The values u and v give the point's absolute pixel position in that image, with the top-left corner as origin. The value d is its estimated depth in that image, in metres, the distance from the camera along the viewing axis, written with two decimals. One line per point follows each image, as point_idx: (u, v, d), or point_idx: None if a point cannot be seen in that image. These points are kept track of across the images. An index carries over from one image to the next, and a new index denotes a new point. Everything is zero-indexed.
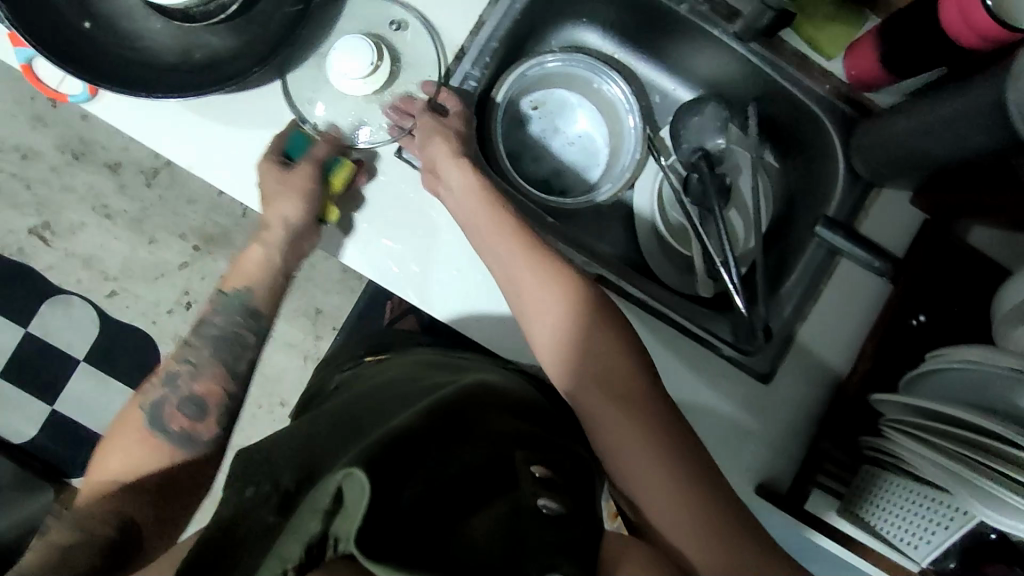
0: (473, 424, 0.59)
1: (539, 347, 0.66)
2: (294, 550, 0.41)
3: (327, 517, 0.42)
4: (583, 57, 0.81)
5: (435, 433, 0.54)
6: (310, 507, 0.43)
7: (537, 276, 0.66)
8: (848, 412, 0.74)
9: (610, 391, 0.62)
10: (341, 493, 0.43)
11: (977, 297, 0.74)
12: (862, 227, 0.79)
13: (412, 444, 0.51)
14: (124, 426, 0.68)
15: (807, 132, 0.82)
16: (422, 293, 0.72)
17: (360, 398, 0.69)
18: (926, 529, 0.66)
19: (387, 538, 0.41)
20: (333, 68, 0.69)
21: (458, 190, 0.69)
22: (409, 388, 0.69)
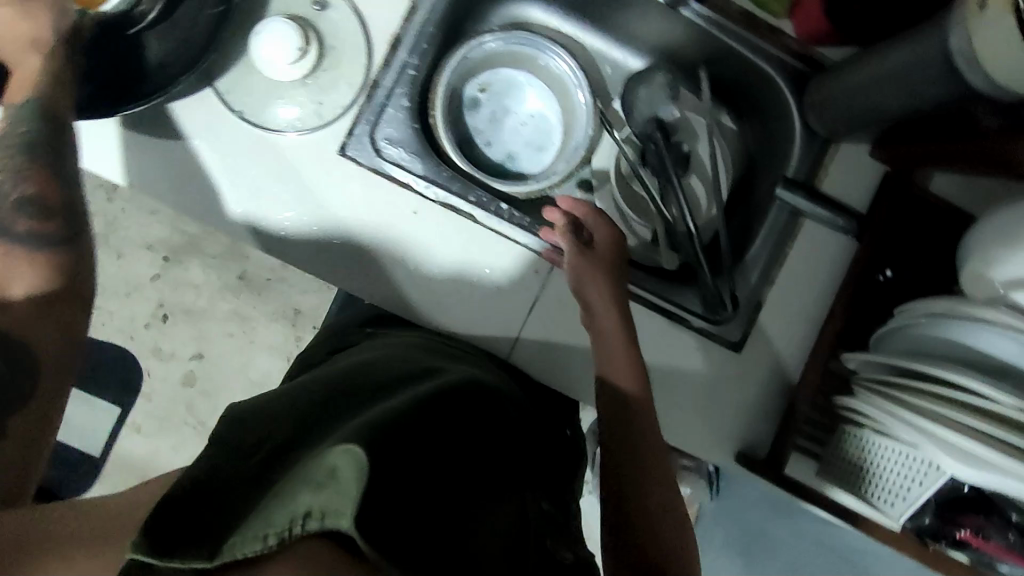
0: (482, 431, 0.60)
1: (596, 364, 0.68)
2: (279, 518, 0.39)
3: (312, 490, 0.40)
4: (526, 35, 0.78)
5: (432, 425, 0.54)
6: (305, 480, 0.41)
7: (632, 333, 0.69)
8: (821, 374, 0.73)
9: (663, 469, 0.63)
10: (337, 470, 0.41)
11: (940, 246, 0.74)
12: (824, 186, 0.77)
13: (402, 437, 0.49)
14: None
15: (763, 93, 0.81)
16: (379, 290, 0.72)
17: (355, 367, 0.67)
18: (903, 486, 0.64)
19: (394, 528, 0.41)
20: (257, 62, 0.66)
21: (594, 289, 0.70)
22: (410, 358, 0.68)
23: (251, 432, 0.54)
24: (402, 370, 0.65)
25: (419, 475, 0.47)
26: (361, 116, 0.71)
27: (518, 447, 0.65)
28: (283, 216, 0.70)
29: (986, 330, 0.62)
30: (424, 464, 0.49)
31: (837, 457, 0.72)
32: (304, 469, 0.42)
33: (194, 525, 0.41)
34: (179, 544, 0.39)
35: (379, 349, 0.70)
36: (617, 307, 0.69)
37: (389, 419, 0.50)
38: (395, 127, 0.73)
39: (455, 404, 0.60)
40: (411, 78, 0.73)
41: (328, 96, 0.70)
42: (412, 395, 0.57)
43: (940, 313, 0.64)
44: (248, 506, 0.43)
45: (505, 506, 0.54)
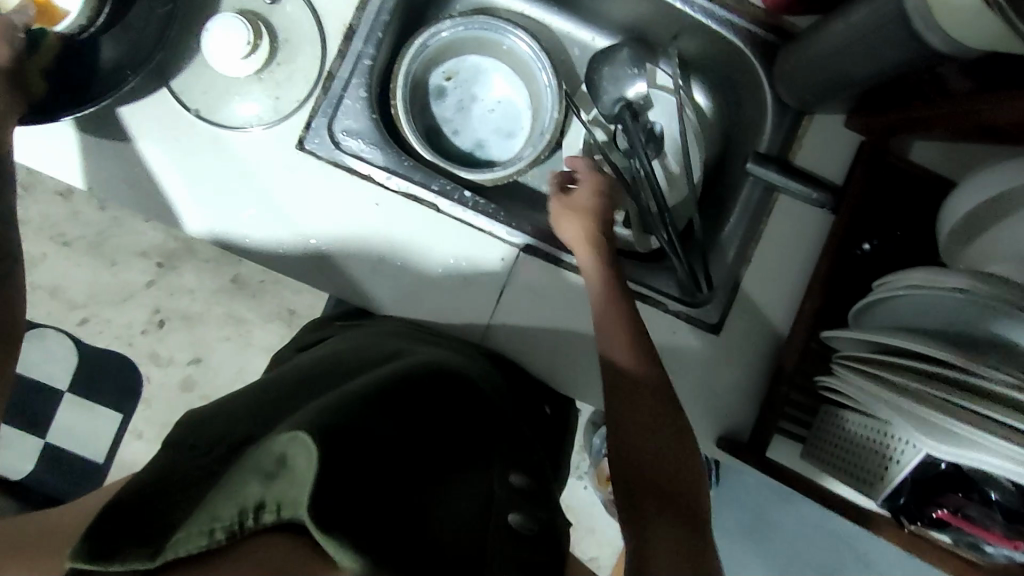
0: (449, 415, 0.57)
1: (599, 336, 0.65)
2: (226, 510, 0.38)
3: (266, 480, 0.39)
4: (486, 20, 0.76)
5: (390, 409, 0.52)
6: (254, 467, 0.39)
7: (625, 299, 0.66)
8: (801, 353, 0.71)
9: (661, 440, 0.58)
10: (288, 457, 0.40)
11: (920, 216, 0.71)
12: (797, 159, 0.75)
13: (356, 426, 0.46)
14: None
15: (735, 67, 0.78)
16: (344, 284, 0.71)
17: (320, 360, 0.64)
18: (879, 464, 0.61)
19: (350, 509, 0.38)
20: (208, 59, 0.65)
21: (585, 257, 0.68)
22: (376, 347, 0.65)
23: (206, 434, 0.52)
24: (365, 359, 0.62)
25: (375, 458, 0.45)
26: (318, 109, 0.70)
27: (502, 430, 0.61)
28: (240, 215, 0.69)
29: (965, 303, 0.59)
30: (382, 450, 0.47)
31: (820, 438, 0.70)
32: (252, 456, 0.41)
33: (135, 524, 0.39)
34: (119, 544, 0.37)
35: (342, 343, 0.67)
36: (606, 275, 0.67)
37: (343, 407, 0.48)
38: (353, 118, 0.72)
39: (418, 387, 0.57)
40: (367, 68, 0.72)
41: (285, 90, 0.70)
42: (369, 381, 0.55)
43: (917, 286, 0.61)
44: (192, 502, 0.41)
45: (474, 482, 0.51)
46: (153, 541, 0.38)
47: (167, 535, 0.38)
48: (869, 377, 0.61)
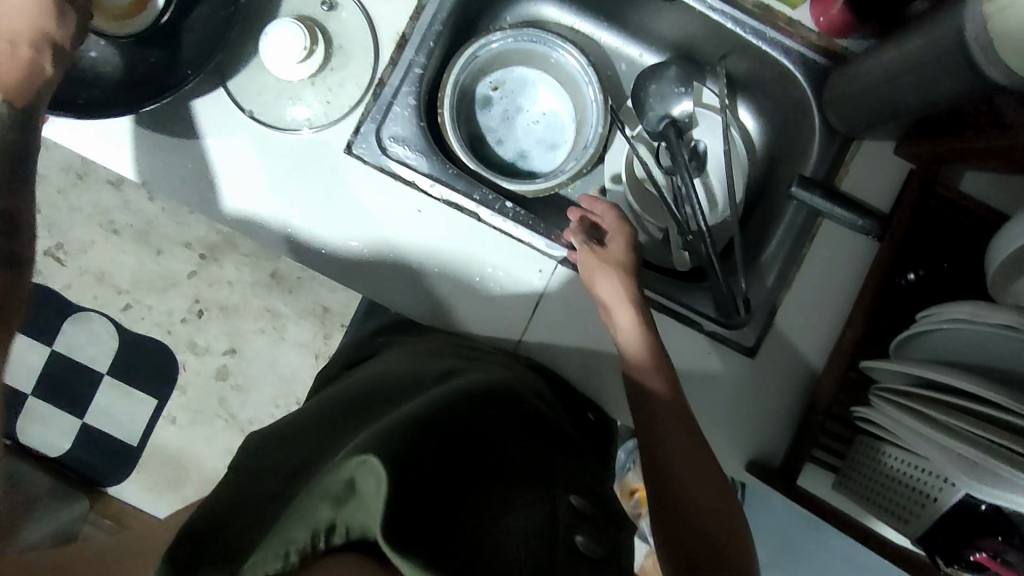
0: (515, 429, 0.58)
1: (637, 380, 0.65)
2: (299, 533, 0.41)
3: (335, 505, 0.41)
4: (536, 32, 0.77)
5: (463, 425, 0.53)
6: (321, 491, 0.42)
7: (665, 365, 0.65)
8: (839, 381, 0.70)
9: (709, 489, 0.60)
10: (357, 483, 0.42)
11: (969, 249, 0.70)
12: (843, 184, 0.74)
13: (429, 442, 0.48)
14: None
15: (783, 89, 0.78)
16: (385, 291, 0.73)
17: (377, 379, 0.66)
18: (915, 501, 0.60)
19: (419, 528, 0.40)
20: (265, 62, 0.67)
21: (609, 294, 0.68)
22: (430, 363, 0.66)
23: (269, 462, 0.54)
24: (421, 376, 0.64)
25: (447, 473, 0.46)
26: (368, 114, 0.72)
27: (562, 448, 0.61)
28: (289, 219, 0.71)
29: (1012, 341, 0.58)
30: (451, 466, 0.48)
31: (854, 471, 0.68)
32: (319, 483, 0.43)
33: (213, 552, 0.43)
34: (203, 559, 0.43)
35: (399, 362, 0.69)
36: (643, 349, 0.66)
37: (414, 423, 0.49)
38: (401, 125, 0.73)
39: (484, 406, 0.58)
40: (417, 76, 0.72)
41: (337, 95, 0.71)
42: (431, 399, 0.56)
43: (967, 320, 0.60)
44: (266, 521, 0.45)
45: (542, 496, 0.51)
46: (234, 562, 0.42)
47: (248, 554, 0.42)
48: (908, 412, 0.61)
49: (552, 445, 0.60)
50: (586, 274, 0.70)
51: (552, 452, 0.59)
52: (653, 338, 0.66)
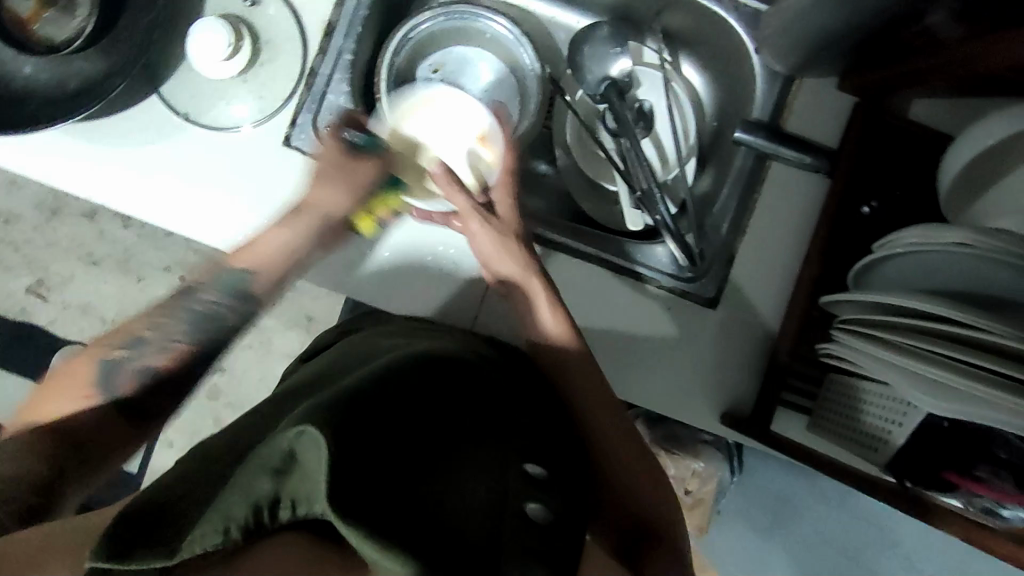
0: (465, 396, 0.56)
1: (574, 369, 0.67)
2: (243, 502, 0.39)
3: (277, 477, 0.39)
4: (467, 8, 0.77)
5: (402, 388, 0.52)
6: (262, 462, 0.39)
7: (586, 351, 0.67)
8: (801, 320, 0.69)
9: (646, 472, 0.64)
10: (298, 455, 0.39)
11: (917, 173, 0.69)
12: (788, 126, 0.73)
13: (364, 406, 0.45)
14: (60, 383, 0.65)
15: (723, 40, 0.77)
16: (342, 283, 0.74)
17: (330, 364, 0.65)
18: (876, 428, 0.59)
19: (363, 494, 0.38)
20: (193, 63, 0.67)
21: (507, 270, 0.67)
22: (381, 343, 0.65)
23: (212, 439, 0.54)
24: (376, 351, 0.63)
25: (392, 439, 0.45)
26: (303, 105, 0.71)
27: (521, 413, 0.59)
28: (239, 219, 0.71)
29: (972, 259, 0.57)
30: (390, 431, 0.46)
31: (826, 408, 0.68)
32: (258, 455, 0.40)
33: (152, 525, 0.41)
34: (139, 544, 0.40)
35: (349, 347, 0.68)
36: (570, 338, 0.67)
37: (352, 391, 0.48)
38: (337, 112, 0.73)
39: (434, 373, 0.56)
40: (349, 62, 0.72)
41: (269, 89, 0.71)
42: (378, 368, 0.54)
43: (921, 244, 0.59)
44: (208, 497, 0.43)
45: (494, 468, 0.49)
46: (172, 542, 0.40)
47: (185, 531, 0.40)
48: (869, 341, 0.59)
49: (510, 411, 0.58)
50: (486, 251, 0.68)
51: (510, 419, 0.57)
52: (573, 322, 0.68)
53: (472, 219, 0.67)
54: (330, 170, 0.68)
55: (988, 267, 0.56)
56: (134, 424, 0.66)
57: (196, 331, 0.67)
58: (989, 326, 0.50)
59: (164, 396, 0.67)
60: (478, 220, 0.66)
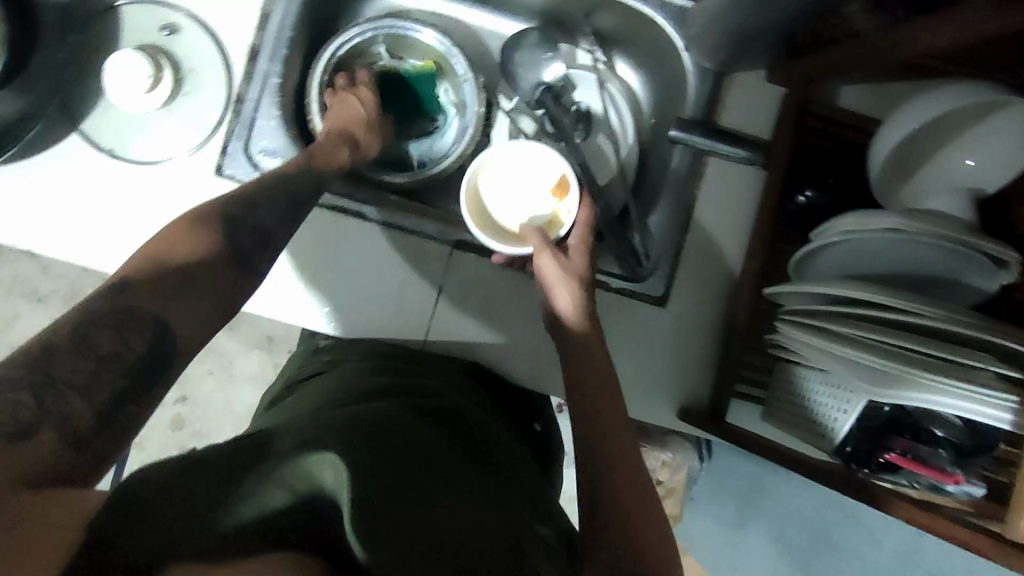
0: (464, 439, 0.55)
1: (591, 365, 0.58)
2: (270, 497, 0.38)
3: (292, 490, 0.38)
4: (394, 22, 0.75)
5: (406, 422, 0.52)
6: (287, 476, 0.38)
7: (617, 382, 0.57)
8: (749, 313, 0.70)
9: (650, 513, 0.48)
10: (316, 478, 0.39)
11: (844, 163, 0.71)
12: (724, 121, 0.74)
13: (381, 435, 0.47)
14: (176, 224, 0.52)
15: (652, 38, 0.77)
16: (298, 314, 0.71)
17: (318, 395, 0.62)
18: (829, 415, 0.59)
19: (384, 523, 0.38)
20: (112, 97, 0.65)
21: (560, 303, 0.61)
22: (369, 382, 0.61)
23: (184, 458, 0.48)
24: (360, 393, 0.59)
25: (399, 477, 0.43)
26: (232, 133, 0.70)
27: (517, 457, 0.58)
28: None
29: (905, 241, 0.60)
30: (408, 463, 0.45)
31: (777, 397, 0.69)
32: (279, 472, 0.38)
33: (151, 512, 0.36)
34: (144, 524, 0.35)
35: (332, 381, 0.65)
36: (590, 335, 0.60)
37: (358, 419, 0.49)
38: (270, 137, 0.71)
39: (436, 417, 0.56)
40: (277, 85, 0.70)
41: (197, 119, 0.70)
42: (356, 408, 0.52)
43: (851, 231, 0.61)
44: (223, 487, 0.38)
45: (507, 509, 0.48)
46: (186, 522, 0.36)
47: (188, 521, 0.36)
48: (810, 331, 0.60)
49: (510, 455, 0.58)
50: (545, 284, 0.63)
51: (513, 463, 0.56)
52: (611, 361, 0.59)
53: (544, 250, 0.62)
54: (339, 108, 0.70)
55: (927, 250, 0.60)
56: (250, 277, 0.53)
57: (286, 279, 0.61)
58: (918, 307, 0.53)
59: (251, 236, 0.54)
60: (547, 253, 0.62)
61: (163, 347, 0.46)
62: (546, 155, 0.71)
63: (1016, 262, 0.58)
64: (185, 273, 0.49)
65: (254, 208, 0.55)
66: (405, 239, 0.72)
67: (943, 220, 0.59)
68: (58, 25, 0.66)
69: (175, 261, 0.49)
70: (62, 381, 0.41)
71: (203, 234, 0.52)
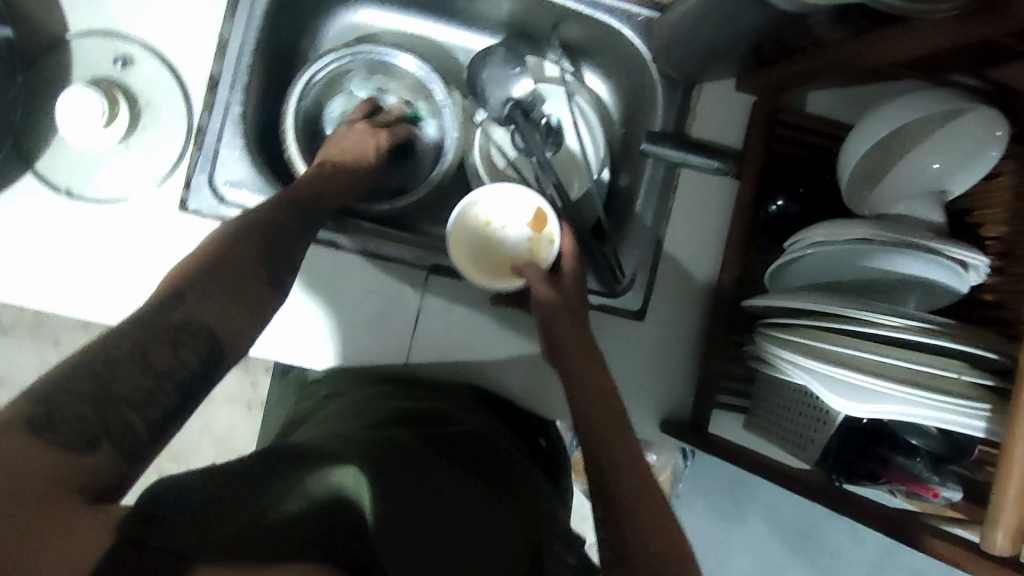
0: (478, 456, 0.57)
1: (590, 370, 0.59)
2: (293, 502, 0.46)
3: (307, 500, 0.46)
4: (368, 47, 0.74)
5: (418, 448, 0.55)
6: (307, 490, 0.47)
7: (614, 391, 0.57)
8: (727, 324, 0.70)
9: (661, 517, 0.47)
10: (337, 487, 0.48)
11: (814, 172, 0.71)
12: (694, 131, 0.74)
13: (396, 466, 0.52)
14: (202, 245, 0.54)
15: (620, 48, 0.77)
16: (280, 347, 0.69)
17: (328, 418, 0.62)
18: (809, 427, 0.58)
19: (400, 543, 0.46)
20: (67, 134, 0.63)
21: (555, 321, 0.62)
22: (383, 406, 0.61)
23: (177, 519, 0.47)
24: (377, 418, 0.58)
25: (409, 495, 0.50)
26: (195, 165, 0.67)
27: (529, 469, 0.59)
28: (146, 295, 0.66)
29: (877, 252, 0.61)
30: (426, 494, 0.51)
31: (758, 407, 0.69)
32: (304, 483, 0.47)
33: (194, 523, 0.41)
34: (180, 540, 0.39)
35: (337, 407, 0.64)
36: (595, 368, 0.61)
37: (376, 453, 0.52)
38: (234, 168, 0.69)
39: (445, 435, 0.58)
40: (239, 115, 0.68)
41: (157, 152, 0.67)
42: (373, 440, 0.54)
43: (824, 243, 0.61)
44: (266, 492, 0.46)
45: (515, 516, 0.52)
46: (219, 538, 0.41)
47: (248, 513, 0.44)
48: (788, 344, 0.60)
49: (523, 468, 0.58)
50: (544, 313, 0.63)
51: (528, 476, 0.57)
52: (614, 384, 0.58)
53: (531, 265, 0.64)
54: (343, 141, 0.70)
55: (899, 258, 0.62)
56: (279, 287, 0.55)
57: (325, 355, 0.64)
58: (892, 321, 0.54)
59: (283, 256, 0.56)
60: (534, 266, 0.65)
61: (210, 358, 0.49)
62: (517, 192, 0.69)
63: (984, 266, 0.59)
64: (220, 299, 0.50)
65: (277, 228, 0.56)
66: (384, 265, 0.71)
67: (911, 228, 0.60)
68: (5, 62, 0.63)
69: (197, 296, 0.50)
70: (125, 395, 0.44)
71: (245, 241, 0.54)
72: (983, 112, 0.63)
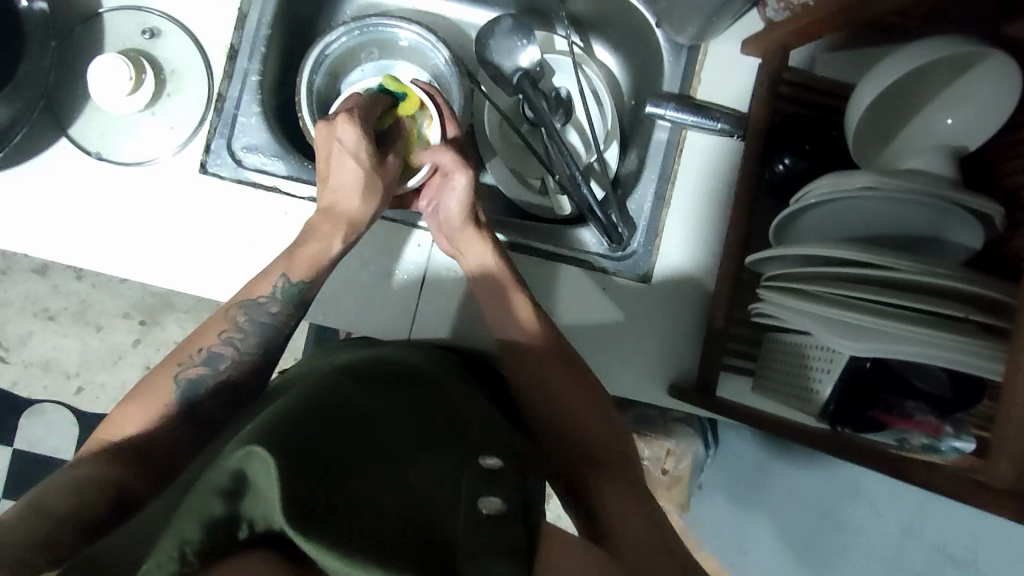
0: (441, 400, 0.53)
1: (523, 331, 0.67)
2: (188, 529, 0.35)
3: (229, 498, 0.36)
4: (377, 20, 0.77)
5: (389, 391, 0.52)
6: (208, 484, 0.36)
7: (550, 332, 0.67)
8: (735, 284, 0.69)
9: (597, 429, 0.62)
10: (249, 478, 0.37)
11: (822, 129, 0.71)
12: (698, 95, 0.75)
13: (349, 398, 0.49)
14: (150, 389, 0.59)
15: (626, 18, 0.78)
16: None
17: (293, 376, 0.61)
18: (817, 375, 0.57)
19: (311, 487, 0.37)
20: (97, 101, 0.67)
21: (474, 254, 0.69)
22: (350, 355, 0.59)
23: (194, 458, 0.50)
24: (346, 363, 0.56)
25: (345, 426, 0.45)
26: (215, 130, 0.72)
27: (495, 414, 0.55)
28: (169, 261, 0.70)
29: (881, 199, 0.59)
30: (367, 426, 0.46)
31: (766, 367, 0.68)
32: (206, 479, 0.36)
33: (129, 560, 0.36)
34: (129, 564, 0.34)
35: (303, 367, 0.62)
36: (535, 331, 0.67)
37: (343, 387, 0.51)
38: (252, 134, 0.73)
39: (412, 381, 0.55)
40: (256, 84, 0.73)
41: (180, 120, 0.71)
42: (335, 377, 0.53)
43: (827, 194, 0.60)
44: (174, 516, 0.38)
45: (457, 462, 0.44)
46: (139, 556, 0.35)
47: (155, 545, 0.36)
48: (788, 294, 0.59)
49: (488, 408, 0.55)
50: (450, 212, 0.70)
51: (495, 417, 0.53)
52: (545, 321, 0.67)
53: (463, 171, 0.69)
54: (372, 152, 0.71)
55: (908, 207, 0.59)
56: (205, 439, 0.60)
57: (263, 337, 0.64)
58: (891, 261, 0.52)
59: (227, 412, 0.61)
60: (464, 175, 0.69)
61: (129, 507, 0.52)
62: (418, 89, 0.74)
63: (999, 216, 0.57)
64: (211, 388, 0.61)
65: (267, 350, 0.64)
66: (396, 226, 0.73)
67: (924, 178, 0.58)
68: (41, 31, 0.66)
69: (133, 428, 0.57)
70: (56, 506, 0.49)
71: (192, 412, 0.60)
72: (997, 61, 0.61)
